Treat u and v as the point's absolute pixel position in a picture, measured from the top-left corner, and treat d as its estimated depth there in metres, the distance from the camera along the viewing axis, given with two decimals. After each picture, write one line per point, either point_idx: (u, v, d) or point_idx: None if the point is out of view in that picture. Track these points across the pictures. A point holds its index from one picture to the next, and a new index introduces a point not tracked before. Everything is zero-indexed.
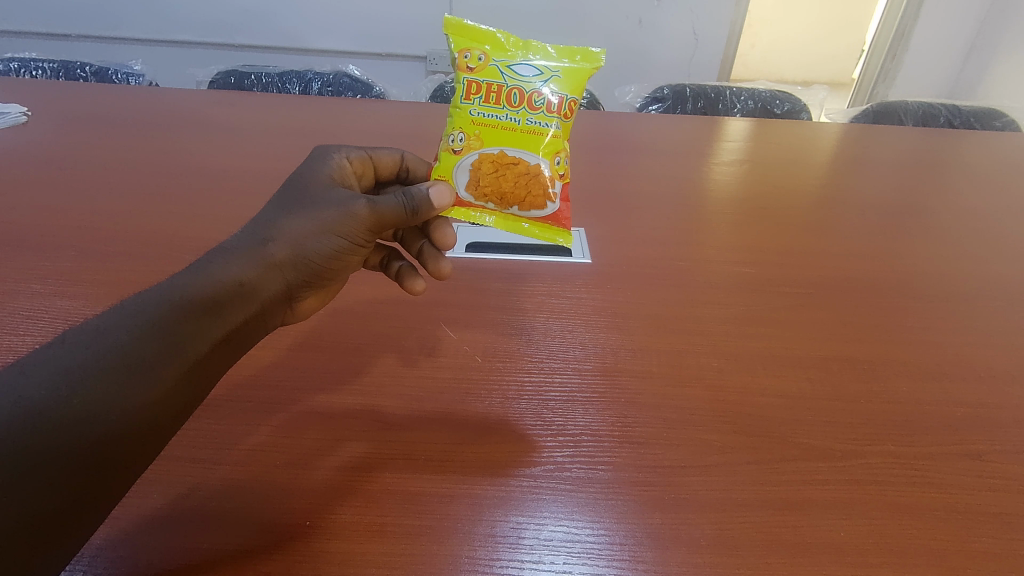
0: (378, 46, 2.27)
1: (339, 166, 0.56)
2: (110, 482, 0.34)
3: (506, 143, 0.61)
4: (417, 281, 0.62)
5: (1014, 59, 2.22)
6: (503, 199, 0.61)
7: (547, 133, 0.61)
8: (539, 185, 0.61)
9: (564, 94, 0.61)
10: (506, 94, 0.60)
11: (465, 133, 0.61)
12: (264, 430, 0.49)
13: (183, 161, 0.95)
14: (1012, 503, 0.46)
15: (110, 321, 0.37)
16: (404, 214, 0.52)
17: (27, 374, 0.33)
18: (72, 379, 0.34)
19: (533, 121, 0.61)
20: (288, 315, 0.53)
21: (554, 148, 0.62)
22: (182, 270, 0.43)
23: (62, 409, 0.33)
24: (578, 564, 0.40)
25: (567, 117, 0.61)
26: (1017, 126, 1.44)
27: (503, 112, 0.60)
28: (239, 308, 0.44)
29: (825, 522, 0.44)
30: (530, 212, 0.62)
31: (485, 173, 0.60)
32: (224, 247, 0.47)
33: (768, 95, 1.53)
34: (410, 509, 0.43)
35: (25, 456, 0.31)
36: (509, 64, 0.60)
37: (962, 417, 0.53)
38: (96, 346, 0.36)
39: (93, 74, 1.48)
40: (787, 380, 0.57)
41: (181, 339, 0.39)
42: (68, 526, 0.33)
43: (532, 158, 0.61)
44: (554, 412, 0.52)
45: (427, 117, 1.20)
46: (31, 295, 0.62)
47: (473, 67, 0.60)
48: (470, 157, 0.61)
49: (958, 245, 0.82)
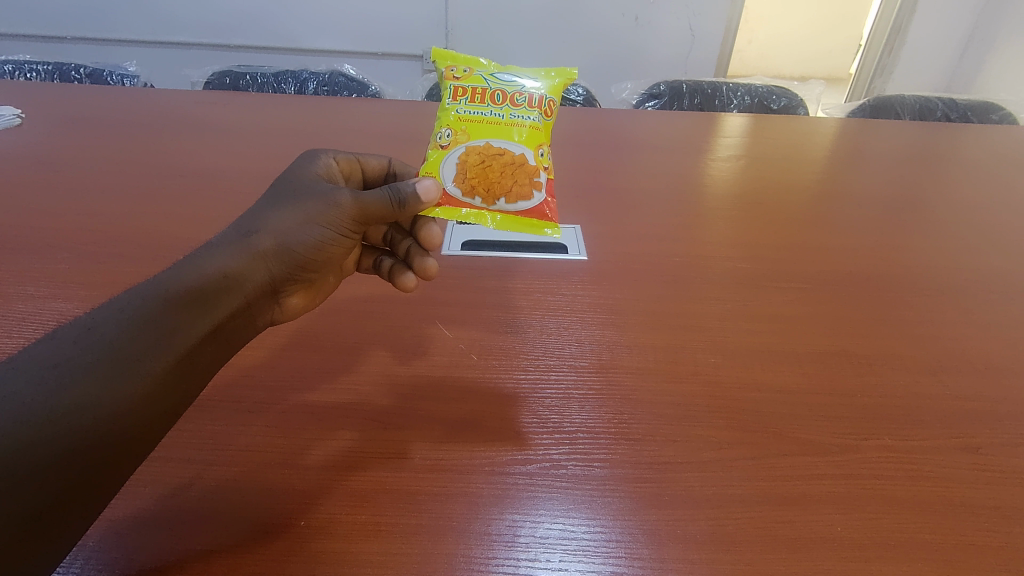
0: (374, 46, 2.28)
1: (326, 166, 0.59)
2: (105, 478, 0.37)
3: (491, 136, 0.63)
4: (407, 277, 0.64)
5: (1009, 52, 2.20)
6: (490, 192, 0.62)
7: (530, 126, 0.64)
8: (524, 174, 0.63)
9: (543, 94, 0.66)
10: (490, 94, 0.65)
11: (452, 129, 0.64)
12: (265, 427, 0.51)
13: (179, 163, 0.97)
14: (1004, 497, 0.47)
15: (101, 318, 0.40)
16: (388, 206, 0.55)
17: (26, 370, 0.36)
18: (63, 373, 0.36)
19: (515, 115, 0.64)
20: (278, 310, 0.55)
21: (536, 140, 0.65)
22: (169, 266, 0.46)
23: (56, 402, 0.35)
24: (574, 562, 0.41)
25: (546, 115, 0.66)
26: (1013, 119, 1.45)
27: (488, 109, 0.64)
28: (225, 298, 0.46)
29: (823, 516, 0.45)
30: (518, 204, 0.62)
31: (471, 165, 0.62)
32: (211, 243, 0.49)
33: (765, 90, 1.53)
34: (408, 502, 0.45)
35: (26, 448, 0.33)
36: (492, 73, 0.66)
37: (951, 412, 0.54)
38: (86, 341, 0.38)
39: (87, 75, 1.51)
40: (773, 375, 0.57)
41: (169, 333, 0.41)
42: (64, 520, 0.35)
43: (516, 148, 0.63)
44: (549, 409, 0.53)
45: (423, 116, 1.21)
46: (27, 298, 0.64)
47: (459, 78, 0.66)
48: (457, 150, 0.63)
49: (954, 238, 0.82)
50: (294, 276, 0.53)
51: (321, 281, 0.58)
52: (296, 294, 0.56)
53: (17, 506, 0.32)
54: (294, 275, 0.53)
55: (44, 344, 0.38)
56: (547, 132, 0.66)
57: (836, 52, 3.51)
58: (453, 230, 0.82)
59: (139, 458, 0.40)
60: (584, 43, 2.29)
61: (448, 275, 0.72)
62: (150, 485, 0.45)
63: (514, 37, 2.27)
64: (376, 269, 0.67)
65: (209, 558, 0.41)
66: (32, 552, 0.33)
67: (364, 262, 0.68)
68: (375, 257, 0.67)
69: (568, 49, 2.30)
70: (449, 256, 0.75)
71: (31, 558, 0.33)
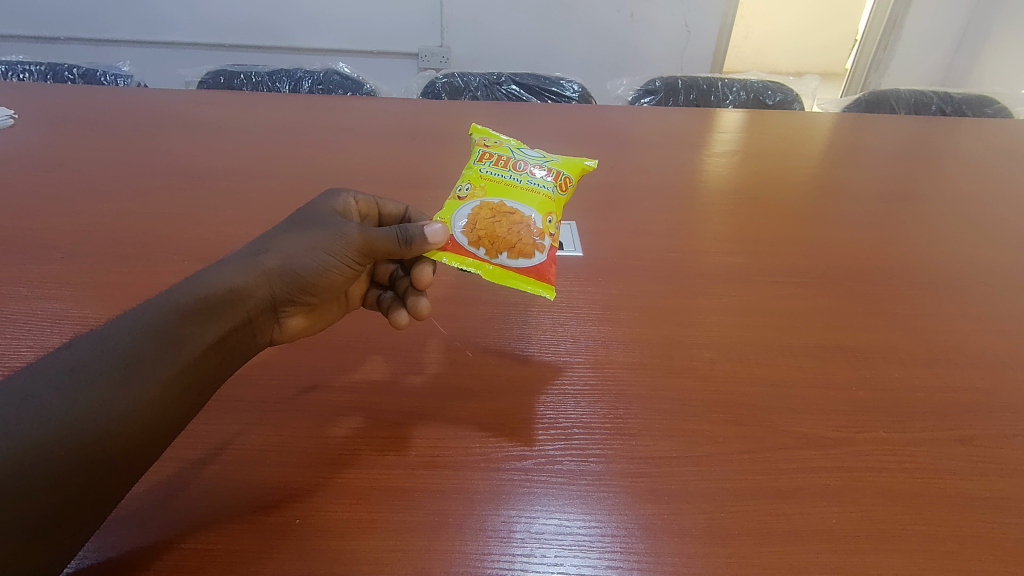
0: (368, 44, 2.27)
1: (345, 205, 0.59)
2: (112, 486, 0.37)
3: (506, 196, 0.62)
4: (401, 314, 0.60)
5: (1002, 47, 2.20)
6: (495, 245, 0.59)
7: (544, 194, 0.63)
8: (529, 234, 0.60)
9: (562, 172, 0.66)
10: (513, 163, 0.65)
11: (471, 184, 0.64)
12: (260, 426, 0.50)
13: (173, 163, 0.97)
14: (997, 486, 0.47)
15: (117, 328, 0.41)
16: (394, 244, 0.54)
17: (44, 376, 0.37)
18: (77, 379, 0.37)
19: (532, 183, 0.64)
20: (279, 332, 0.54)
21: (548, 207, 0.63)
22: (183, 278, 0.47)
23: (69, 407, 0.35)
24: (570, 557, 0.41)
25: (561, 190, 0.65)
26: (1008, 112, 1.45)
27: (507, 173, 0.64)
28: (227, 313, 0.46)
29: (818, 508, 0.45)
30: (518, 261, 0.59)
31: (482, 218, 0.61)
32: (224, 259, 0.50)
33: (761, 85, 1.53)
34: (404, 499, 0.45)
35: (37, 451, 0.33)
36: (520, 147, 0.67)
37: (946, 404, 0.54)
38: (100, 349, 0.39)
39: (80, 76, 1.51)
40: (770, 371, 0.57)
41: (174, 347, 0.41)
42: (70, 523, 0.35)
43: (528, 210, 0.62)
44: (546, 406, 0.53)
45: (418, 115, 1.21)
46: (20, 299, 0.64)
47: (489, 145, 0.67)
48: (471, 204, 0.62)
49: (948, 232, 0.82)
50: (296, 300, 0.53)
51: (324, 308, 0.57)
52: (297, 316, 0.55)
53: (24, 507, 0.33)
54: (296, 298, 0.52)
55: (63, 351, 0.39)
56: (559, 206, 0.64)
57: (831, 48, 3.52)
58: None
59: (145, 468, 0.39)
60: (580, 40, 2.28)
61: (444, 273, 0.71)
62: (144, 485, 0.45)
63: (509, 34, 2.26)
64: (378, 304, 0.62)
65: (205, 556, 0.40)
66: (38, 553, 0.34)
67: (369, 296, 0.63)
68: (379, 293, 0.63)
69: (564, 45, 2.30)
70: None
71: (32, 559, 0.33)
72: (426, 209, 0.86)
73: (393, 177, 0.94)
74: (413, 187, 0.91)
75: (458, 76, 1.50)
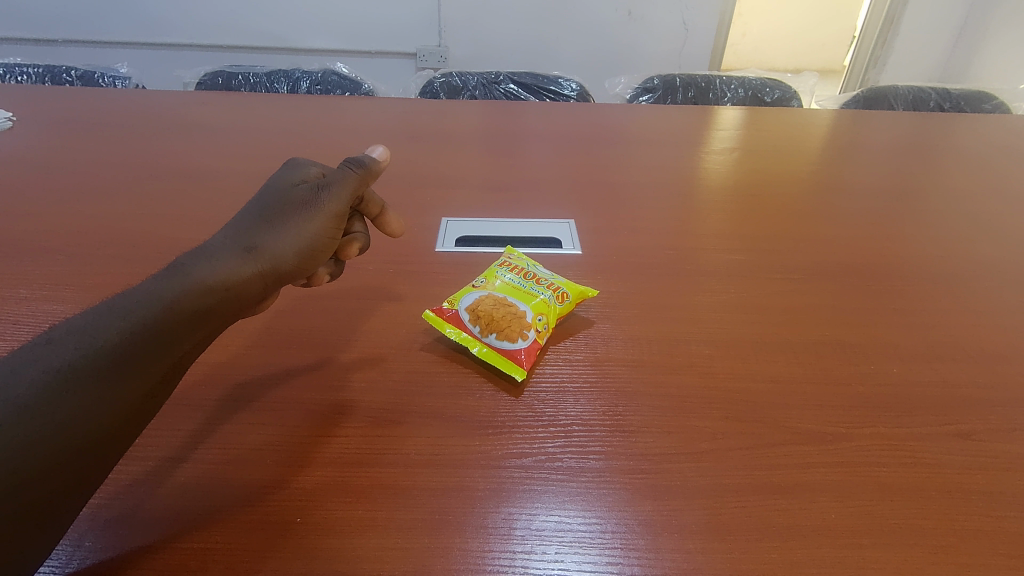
0: (366, 45, 2.27)
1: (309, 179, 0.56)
2: (93, 471, 0.36)
3: (507, 292, 0.61)
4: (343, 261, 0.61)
5: (1000, 42, 2.21)
6: (490, 325, 0.57)
7: (541, 299, 0.61)
8: (518, 322, 0.57)
9: (563, 290, 0.64)
10: (525, 272, 0.66)
11: (485, 277, 0.65)
12: (261, 425, 0.50)
13: (170, 164, 0.97)
14: (998, 480, 0.47)
15: (99, 322, 0.38)
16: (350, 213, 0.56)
17: (25, 373, 0.34)
18: (61, 379, 0.34)
19: (535, 288, 0.63)
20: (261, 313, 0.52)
21: (544, 309, 0.60)
22: (157, 277, 0.42)
23: (58, 408, 0.34)
24: (570, 554, 0.42)
25: (559, 301, 0.62)
26: (1006, 108, 1.45)
27: (517, 277, 0.64)
28: (221, 311, 0.44)
29: (818, 504, 0.45)
30: (501, 343, 0.56)
31: (484, 304, 0.59)
32: (199, 253, 0.46)
33: (757, 82, 1.53)
34: (404, 496, 0.45)
35: (28, 452, 0.32)
36: (536, 267, 0.68)
37: (947, 399, 0.54)
38: (84, 346, 0.36)
39: (78, 78, 1.51)
40: (771, 367, 0.57)
41: (171, 346, 0.40)
42: (55, 512, 0.34)
43: (523, 305, 0.60)
44: (545, 404, 0.53)
45: (417, 115, 1.21)
46: (18, 300, 0.64)
47: (515, 252, 0.70)
48: (477, 293, 0.62)
49: (947, 227, 0.82)
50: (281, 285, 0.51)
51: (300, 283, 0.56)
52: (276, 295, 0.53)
53: (16, 502, 0.32)
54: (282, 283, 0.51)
55: (41, 348, 0.36)
56: (557, 315, 0.61)
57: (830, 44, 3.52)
58: (445, 224, 0.82)
59: (121, 454, 0.39)
60: (578, 38, 2.28)
61: (443, 272, 0.71)
62: (147, 483, 0.45)
63: (507, 33, 2.27)
64: None
65: (206, 555, 0.40)
66: (26, 542, 0.33)
67: None
68: None
69: (562, 45, 2.30)
70: (444, 254, 0.75)
71: (18, 547, 0.32)
72: (424, 208, 0.86)
73: (391, 176, 0.94)
74: (410, 187, 0.91)
75: (456, 76, 1.50)
